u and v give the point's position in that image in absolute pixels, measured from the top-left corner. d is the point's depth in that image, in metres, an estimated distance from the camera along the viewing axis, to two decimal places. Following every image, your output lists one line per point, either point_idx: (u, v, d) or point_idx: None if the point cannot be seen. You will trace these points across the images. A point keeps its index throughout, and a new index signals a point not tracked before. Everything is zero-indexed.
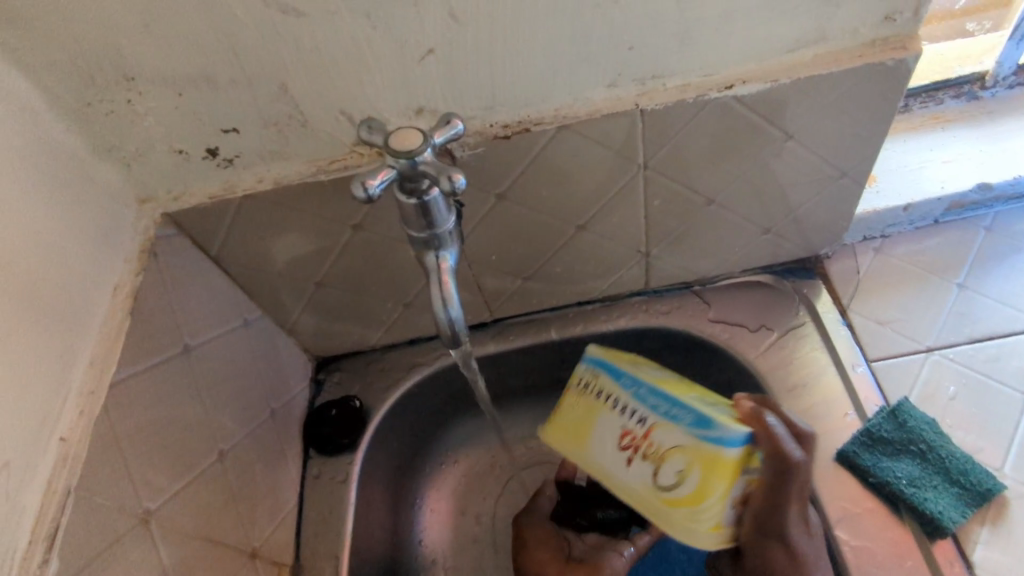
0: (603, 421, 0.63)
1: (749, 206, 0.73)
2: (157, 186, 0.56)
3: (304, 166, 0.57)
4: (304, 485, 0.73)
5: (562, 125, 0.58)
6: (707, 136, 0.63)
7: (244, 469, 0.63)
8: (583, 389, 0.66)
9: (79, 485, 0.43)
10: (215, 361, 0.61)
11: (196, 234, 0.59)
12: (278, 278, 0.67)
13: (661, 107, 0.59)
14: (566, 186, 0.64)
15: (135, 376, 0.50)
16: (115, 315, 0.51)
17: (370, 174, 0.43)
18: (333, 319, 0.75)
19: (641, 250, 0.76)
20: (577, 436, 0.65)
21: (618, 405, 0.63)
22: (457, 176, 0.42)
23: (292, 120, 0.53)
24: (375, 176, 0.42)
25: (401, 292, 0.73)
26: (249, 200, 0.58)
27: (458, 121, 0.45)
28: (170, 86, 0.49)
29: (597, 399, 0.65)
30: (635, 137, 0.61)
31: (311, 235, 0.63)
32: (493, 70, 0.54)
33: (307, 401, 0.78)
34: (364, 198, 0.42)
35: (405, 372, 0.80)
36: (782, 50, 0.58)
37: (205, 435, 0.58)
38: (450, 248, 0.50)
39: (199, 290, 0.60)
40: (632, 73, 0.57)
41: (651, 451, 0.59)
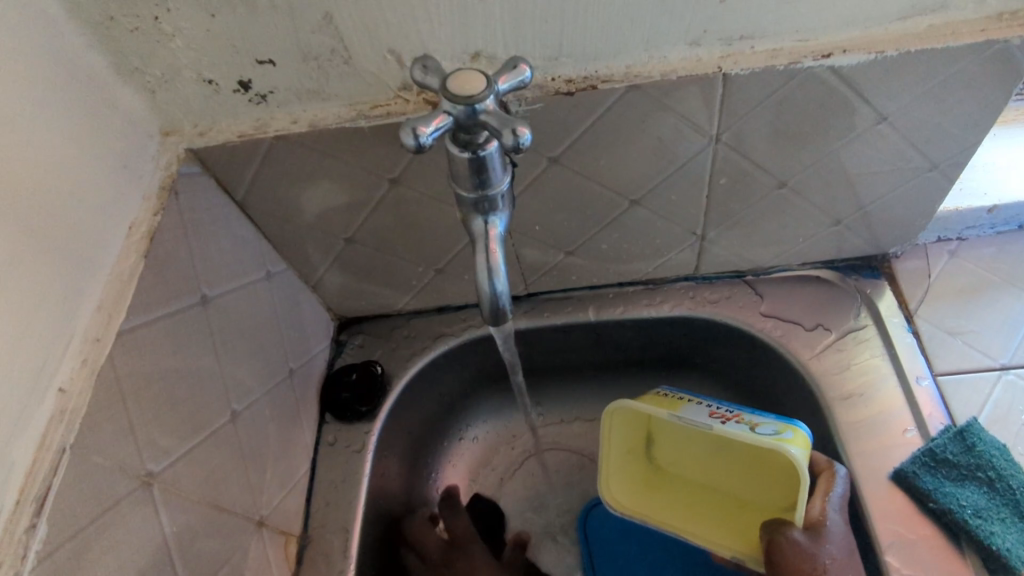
0: (685, 406, 0.65)
1: (824, 194, 0.66)
2: (183, 117, 0.51)
3: (343, 109, 0.51)
4: (318, 451, 0.69)
5: (633, 85, 0.52)
6: (792, 110, 0.56)
7: (258, 432, 0.59)
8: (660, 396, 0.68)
9: (76, 444, 0.39)
10: (233, 314, 0.57)
11: (222, 174, 0.54)
12: (305, 230, 0.62)
13: (746, 72, 0.52)
14: (626, 155, 0.58)
15: (145, 326, 0.46)
16: (127, 257, 0.46)
17: (424, 120, 0.37)
18: (360, 279, 0.70)
19: (697, 232, 0.69)
20: (661, 403, 0.65)
21: (698, 402, 0.66)
22: (523, 131, 0.36)
23: (335, 55, 0.47)
24: (428, 122, 0.37)
25: (434, 257, 0.67)
26: (281, 141, 0.52)
27: (526, 67, 0.39)
28: (202, 4, 0.43)
29: (675, 398, 0.67)
30: (713, 104, 0.54)
31: (345, 186, 0.57)
32: (564, 14, 0.47)
33: (326, 362, 0.74)
34: (414, 147, 0.36)
35: (430, 341, 0.75)
36: (892, 17, 0.51)
37: (218, 394, 0.54)
38: (500, 213, 0.44)
39: (221, 237, 0.56)
40: (718, 30, 0.50)
41: (741, 419, 0.62)
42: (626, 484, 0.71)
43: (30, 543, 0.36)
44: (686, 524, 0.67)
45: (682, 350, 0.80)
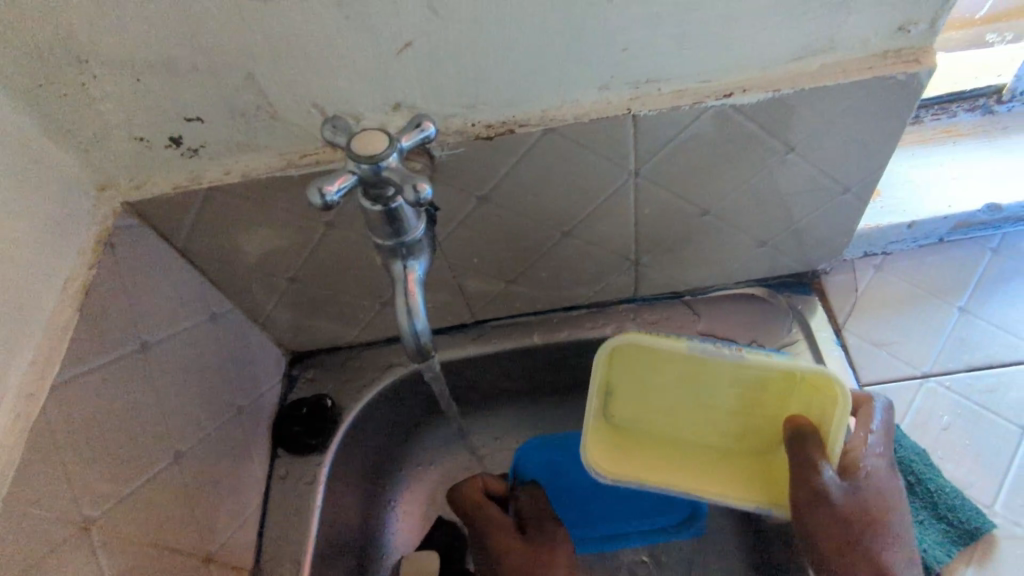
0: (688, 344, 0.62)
1: (746, 218, 0.70)
2: (118, 172, 0.53)
3: (273, 159, 0.54)
4: (270, 485, 0.71)
5: (548, 128, 0.55)
6: (703, 145, 0.60)
7: (204, 470, 0.61)
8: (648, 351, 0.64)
9: (9, 496, 0.41)
10: (177, 357, 0.59)
11: (161, 224, 0.57)
12: (247, 272, 0.64)
13: (654, 113, 0.55)
14: (550, 191, 0.61)
15: (81, 378, 0.48)
16: (62, 313, 0.48)
17: (330, 179, 0.40)
18: (307, 315, 0.72)
19: (631, 258, 0.73)
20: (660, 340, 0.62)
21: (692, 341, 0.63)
22: (423, 186, 0.39)
23: (260, 110, 0.50)
24: (333, 181, 0.39)
25: (377, 291, 0.70)
26: (216, 191, 0.55)
27: (429, 125, 0.42)
28: (127, 70, 0.46)
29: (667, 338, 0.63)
30: (627, 142, 0.58)
31: (283, 230, 0.60)
32: (475, 66, 0.50)
33: (278, 397, 0.76)
34: (321, 205, 0.39)
35: (380, 372, 0.77)
36: (786, 58, 0.55)
37: (159, 437, 0.55)
38: (419, 258, 0.47)
39: (161, 284, 0.58)
40: (624, 75, 0.53)
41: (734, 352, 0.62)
42: (605, 451, 0.69)
43: None
44: (683, 474, 0.67)
45: None
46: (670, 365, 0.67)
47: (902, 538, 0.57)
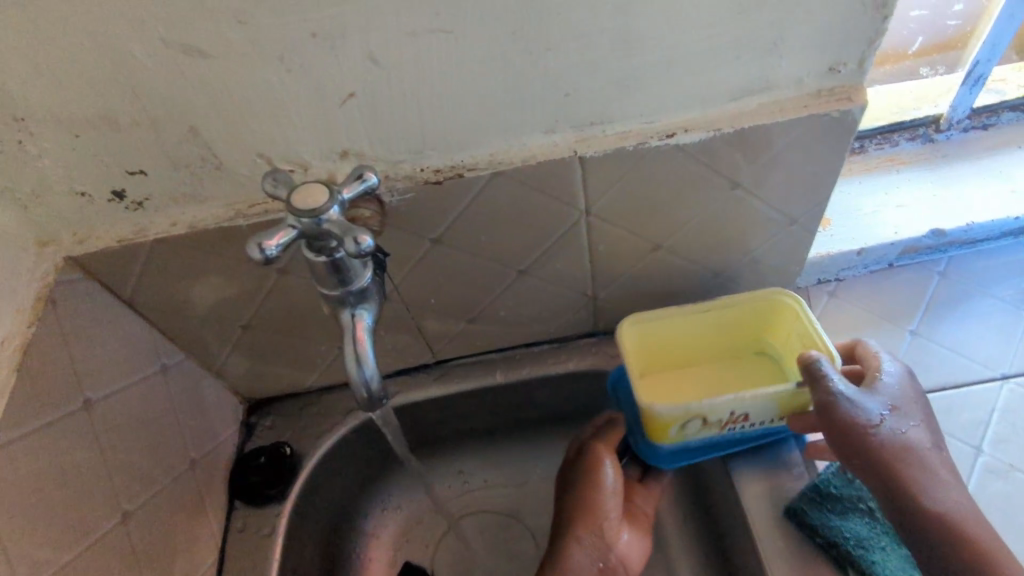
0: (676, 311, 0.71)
1: (700, 251, 0.71)
2: (59, 228, 0.52)
3: (221, 210, 0.54)
4: (226, 539, 0.68)
5: (497, 171, 0.56)
6: (650, 183, 0.61)
7: (153, 529, 0.59)
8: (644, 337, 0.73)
9: None
10: (124, 412, 0.57)
11: (106, 278, 0.56)
12: (199, 321, 0.63)
13: (600, 154, 0.57)
14: (504, 232, 0.62)
15: (18, 441, 0.47)
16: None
17: (269, 234, 0.40)
18: (264, 362, 0.71)
19: (589, 293, 0.73)
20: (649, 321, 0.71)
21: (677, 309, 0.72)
22: (364, 238, 0.39)
23: (205, 162, 0.50)
24: (273, 236, 0.39)
25: (335, 335, 0.69)
26: (162, 243, 0.54)
27: (371, 175, 0.42)
28: (65, 127, 0.45)
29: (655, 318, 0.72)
30: (576, 183, 0.59)
31: (234, 278, 0.59)
32: (420, 114, 0.51)
33: (236, 447, 0.74)
34: (263, 261, 0.39)
35: (342, 416, 0.76)
36: (725, 99, 0.56)
37: (104, 497, 0.53)
38: (367, 306, 0.47)
39: (107, 338, 0.56)
40: (570, 119, 0.55)
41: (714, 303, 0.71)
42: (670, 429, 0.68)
43: None
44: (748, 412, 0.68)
45: (590, 404, 0.83)
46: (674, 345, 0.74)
47: (902, 430, 0.59)
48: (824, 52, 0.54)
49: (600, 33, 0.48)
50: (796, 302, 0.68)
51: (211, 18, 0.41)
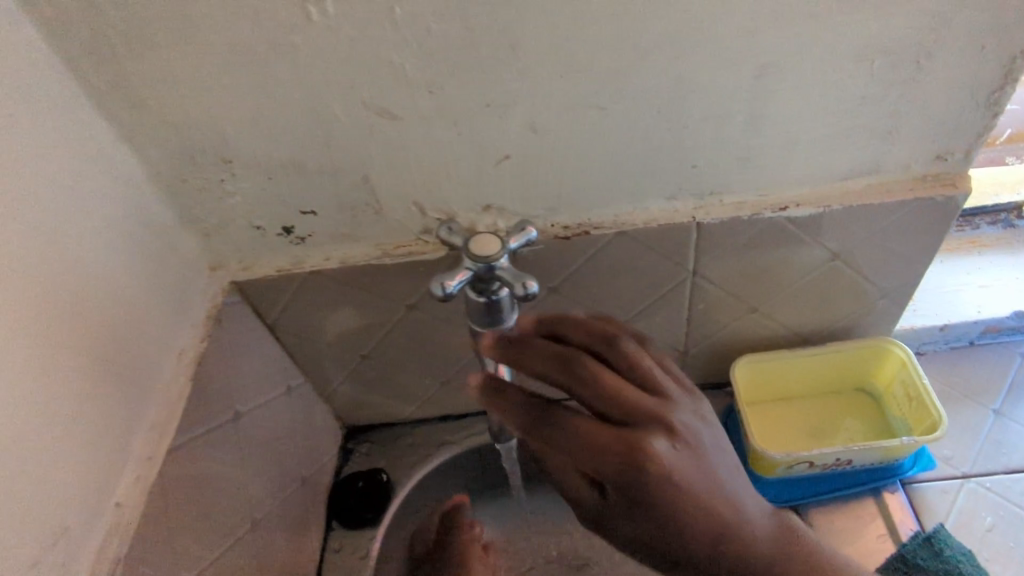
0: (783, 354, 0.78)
1: (792, 316, 0.74)
2: (229, 256, 0.58)
3: (370, 249, 0.59)
4: (324, 557, 0.72)
5: (620, 230, 0.61)
6: (754, 251, 0.65)
7: (271, 540, 0.63)
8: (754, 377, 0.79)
9: (129, 554, 0.44)
10: (259, 427, 0.62)
11: (259, 303, 0.61)
12: (326, 348, 0.68)
13: (716, 221, 0.61)
14: (615, 286, 0.66)
15: (188, 444, 0.51)
16: (177, 380, 0.52)
17: (448, 273, 0.45)
18: (371, 390, 0.76)
19: (680, 349, 0.77)
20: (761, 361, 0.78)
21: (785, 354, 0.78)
22: (531, 284, 0.44)
23: (368, 206, 0.56)
24: (453, 276, 0.44)
25: (440, 370, 0.74)
26: (314, 275, 0.60)
27: (531, 229, 0.48)
28: (261, 169, 0.51)
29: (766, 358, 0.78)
30: (687, 246, 0.63)
31: (366, 310, 0.64)
32: (562, 176, 0.56)
33: (334, 470, 0.78)
34: (442, 297, 0.44)
35: (434, 449, 0.80)
36: (836, 178, 0.61)
37: (240, 505, 0.58)
38: None
39: (252, 358, 0.62)
40: (692, 187, 0.59)
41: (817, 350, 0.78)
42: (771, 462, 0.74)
43: None
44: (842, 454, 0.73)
45: None
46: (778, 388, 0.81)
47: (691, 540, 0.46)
48: (935, 141, 0.58)
49: (734, 116, 0.53)
50: (906, 356, 0.75)
51: (408, 87, 0.47)
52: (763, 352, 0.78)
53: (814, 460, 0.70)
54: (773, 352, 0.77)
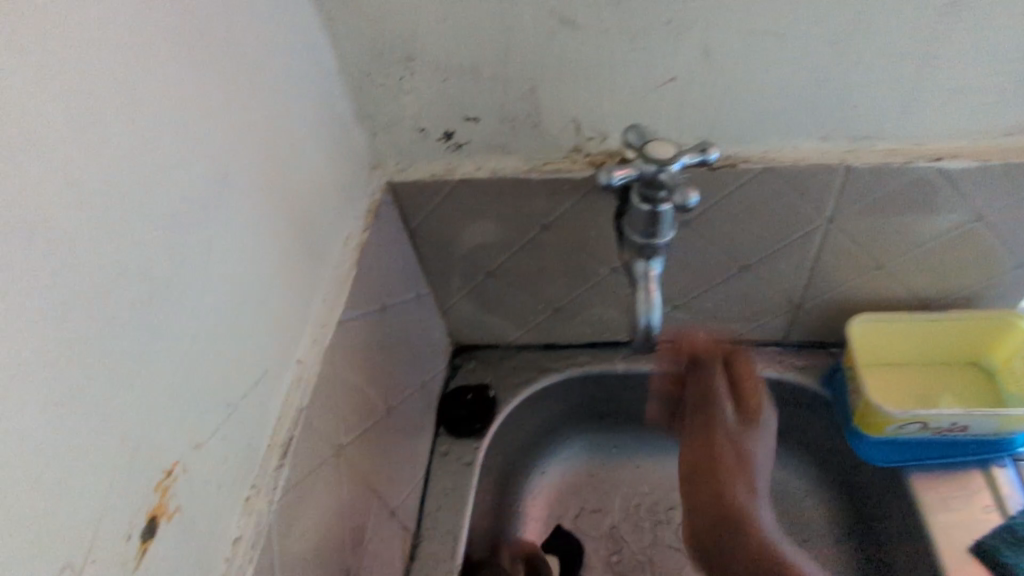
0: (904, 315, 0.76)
1: (918, 279, 0.73)
2: (389, 156, 0.62)
3: (520, 163, 0.62)
4: (432, 459, 0.76)
5: (767, 167, 0.61)
6: (896, 205, 0.64)
7: (399, 431, 0.66)
8: (871, 336, 0.77)
9: (308, 407, 0.47)
10: (398, 323, 0.66)
11: (406, 207, 0.65)
12: (456, 261, 0.72)
13: (866, 166, 0.61)
14: (748, 227, 0.67)
15: (350, 321, 0.55)
16: (343, 262, 0.55)
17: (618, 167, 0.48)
18: (487, 310, 0.79)
19: (794, 301, 0.77)
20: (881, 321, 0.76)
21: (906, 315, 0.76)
22: (690, 194, 0.47)
23: (528, 118, 0.58)
24: (619, 169, 0.47)
25: (556, 297, 0.77)
26: (464, 184, 0.63)
27: (713, 151, 0.48)
28: (439, 72, 0.55)
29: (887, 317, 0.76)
30: (830, 191, 0.63)
31: (503, 226, 0.67)
32: (721, 104, 0.57)
33: (442, 382, 0.83)
34: (603, 185, 0.47)
35: (536, 373, 0.84)
36: (996, 132, 0.59)
37: (381, 390, 0.62)
38: (659, 260, 0.52)
39: (397, 258, 0.65)
40: (848, 129, 0.59)
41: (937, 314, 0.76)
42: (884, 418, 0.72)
43: (279, 480, 0.43)
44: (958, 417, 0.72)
45: None
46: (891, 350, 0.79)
47: None
48: None
49: (907, 56, 0.53)
50: None
51: None
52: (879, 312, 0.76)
53: (928, 420, 0.69)
54: (894, 314, 0.76)
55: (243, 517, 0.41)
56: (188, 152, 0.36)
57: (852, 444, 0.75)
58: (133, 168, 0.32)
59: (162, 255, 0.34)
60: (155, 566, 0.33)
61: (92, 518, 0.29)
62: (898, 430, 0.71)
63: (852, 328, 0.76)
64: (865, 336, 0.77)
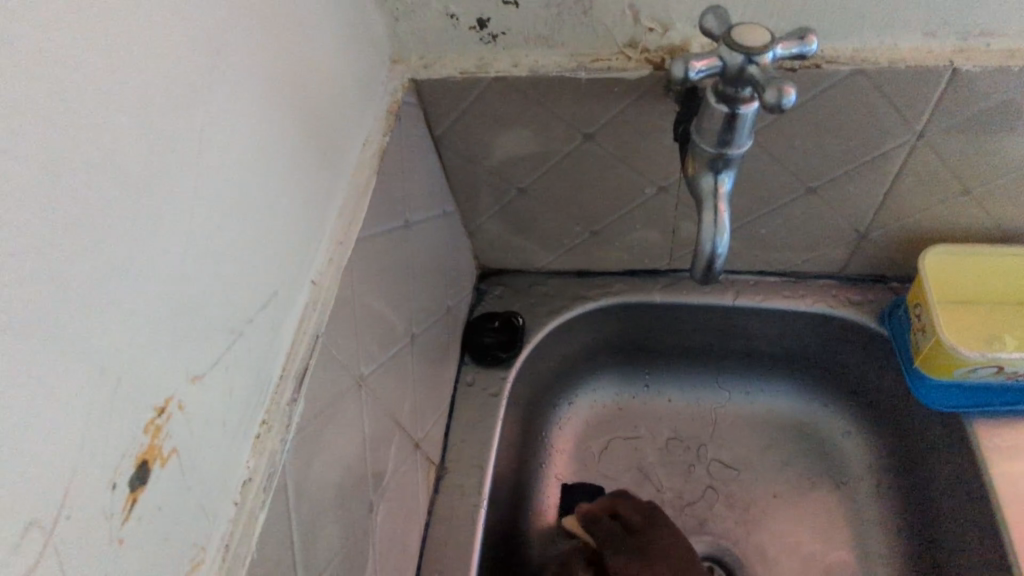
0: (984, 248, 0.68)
1: (1009, 209, 0.65)
2: (413, 48, 0.54)
3: (565, 58, 0.53)
4: (457, 388, 0.72)
5: (858, 69, 0.52)
6: (1004, 119, 0.55)
7: (423, 359, 0.61)
8: (943, 271, 0.69)
9: (324, 334, 0.41)
10: (422, 242, 0.59)
11: (433, 109, 0.57)
12: (486, 175, 0.64)
13: (977, 70, 0.51)
14: (822, 142, 0.58)
15: (370, 238, 0.48)
16: (362, 170, 0.48)
17: (695, 57, 0.39)
18: (517, 232, 0.72)
19: (860, 230, 0.69)
20: (958, 256, 0.68)
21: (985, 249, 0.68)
22: (787, 92, 0.36)
23: (577, 3, 0.50)
24: (698, 59, 0.39)
25: (595, 219, 0.69)
26: (499, 83, 0.54)
27: (813, 41, 0.39)
28: None
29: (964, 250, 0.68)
30: (926, 100, 0.54)
31: (541, 135, 0.59)
32: None
33: (468, 308, 0.77)
34: (677, 79, 0.39)
35: (568, 301, 0.78)
36: None
37: (405, 316, 0.56)
38: (731, 173, 0.44)
39: (421, 169, 0.58)
40: (959, 22, 0.50)
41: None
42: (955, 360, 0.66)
43: (292, 415, 0.38)
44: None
45: (811, 348, 0.80)
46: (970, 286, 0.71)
47: None
48: None
49: None
50: None
51: None
52: (954, 243, 0.68)
53: (1004, 366, 0.63)
54: (972, 247, 0.68)
55: (253, 456, 0.36)
56: (167, 10, 0.29)
57: (912, 386, 0.69)
58: (95, 23, 0.25)
59: (139, 144, 0.27)
60: (149, 515, 0.28)
61: (63, 464, 0.24)
62: (968, 373, 0.65)
63: (925, 260, 0.68)
64: (937, 272, 0.70)
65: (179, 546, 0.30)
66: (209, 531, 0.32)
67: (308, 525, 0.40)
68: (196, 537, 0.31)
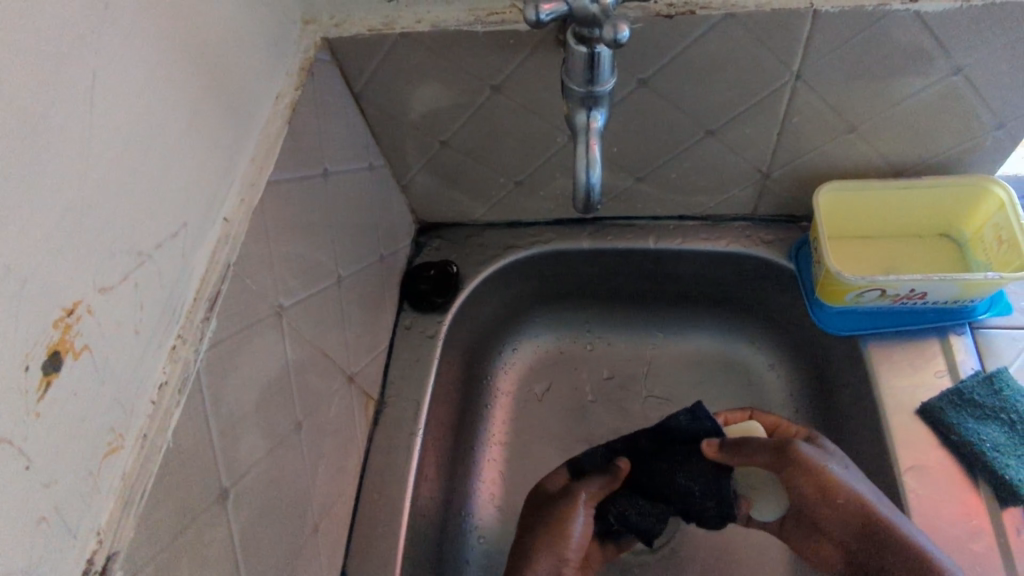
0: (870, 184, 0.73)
1: (894, 144, 0.70)
2: (323, 8, 0.58)
3: (463, 13, 0.58)
4: (396, 332, 0.78)
5: (728, 14, 0.57)
6: (871, 56, 0.60)
7: (353, 300, 0.67)
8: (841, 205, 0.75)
9: (236, 265, 0.47)
10: (345, 192, 0.64)
11: (348, 66, 0.62)
12: (407, 129, 0.69)
13: (836, 10, 0.56)
14: (711, 84, 0.63)
15: (284, 182, 0.53)
16: (274, 121, 0.53)
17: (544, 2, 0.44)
18: (446, 185, 0.77)
19: (762, 170, 0.74)
20: (851, 191, 0.74)
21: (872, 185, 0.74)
22: (621, 27, 0.41)
23: None
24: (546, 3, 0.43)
25: (515, 169, 0.74)
26: (405, 39, 0.59)
27: None
28: None
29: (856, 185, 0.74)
30: (796, 41, 0.59)
31: (451, 88, 0.64)
32: None
33: (407, 259, 0.83)
34: (531, 22, 0.43)
35: (500, 251, 0.83)
36: None
37: (329, 259, 0.61)
38: (602, 111, 0.50)
39: (340, 123, 0.63)
40: None
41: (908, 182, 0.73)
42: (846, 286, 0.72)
43: (205, 331, 0.43)
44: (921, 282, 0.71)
45: (731, 287, 0.86)
46: (862, 218, 0.77)
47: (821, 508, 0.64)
48: None
49: None
50: (1006, 197, 0.69)
51: None
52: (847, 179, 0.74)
53: (886, 288, 0.69)
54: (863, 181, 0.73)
55: (169, 363, 0.41)
56: None
57: (812, 312, 0.76)
58: None
59: (38, 82, 0.32)
60: (65, 399, 0.33)
61: None
62: (857, 297, 0.71)
63: (822, 195, 0.74)
64: (834, 206, 0.75)
65: (97, 426, 0.36)
66: (127, 421, 0.38)
67: (227, 429, 0.46)
68: (113, 424, 0.37)
